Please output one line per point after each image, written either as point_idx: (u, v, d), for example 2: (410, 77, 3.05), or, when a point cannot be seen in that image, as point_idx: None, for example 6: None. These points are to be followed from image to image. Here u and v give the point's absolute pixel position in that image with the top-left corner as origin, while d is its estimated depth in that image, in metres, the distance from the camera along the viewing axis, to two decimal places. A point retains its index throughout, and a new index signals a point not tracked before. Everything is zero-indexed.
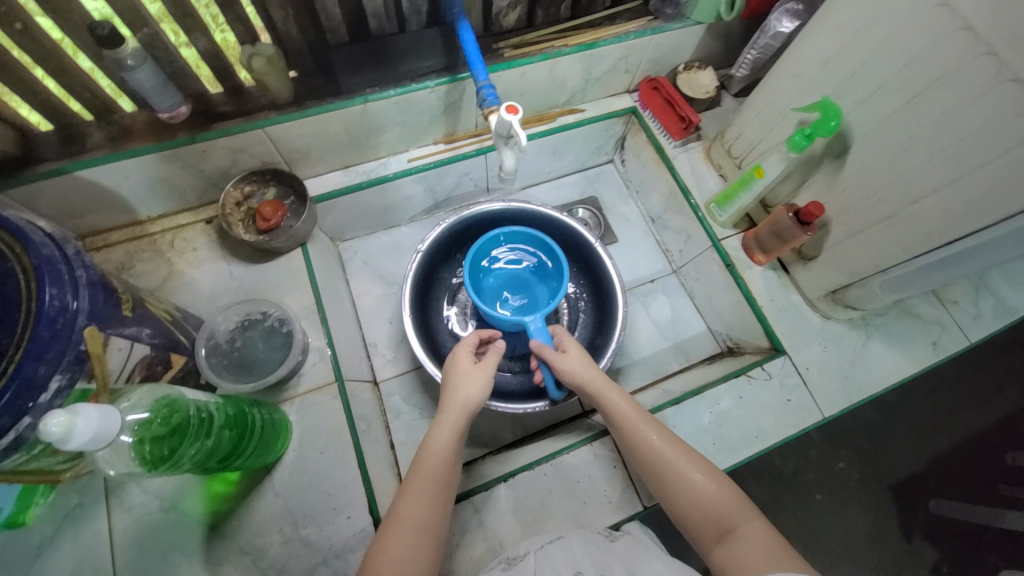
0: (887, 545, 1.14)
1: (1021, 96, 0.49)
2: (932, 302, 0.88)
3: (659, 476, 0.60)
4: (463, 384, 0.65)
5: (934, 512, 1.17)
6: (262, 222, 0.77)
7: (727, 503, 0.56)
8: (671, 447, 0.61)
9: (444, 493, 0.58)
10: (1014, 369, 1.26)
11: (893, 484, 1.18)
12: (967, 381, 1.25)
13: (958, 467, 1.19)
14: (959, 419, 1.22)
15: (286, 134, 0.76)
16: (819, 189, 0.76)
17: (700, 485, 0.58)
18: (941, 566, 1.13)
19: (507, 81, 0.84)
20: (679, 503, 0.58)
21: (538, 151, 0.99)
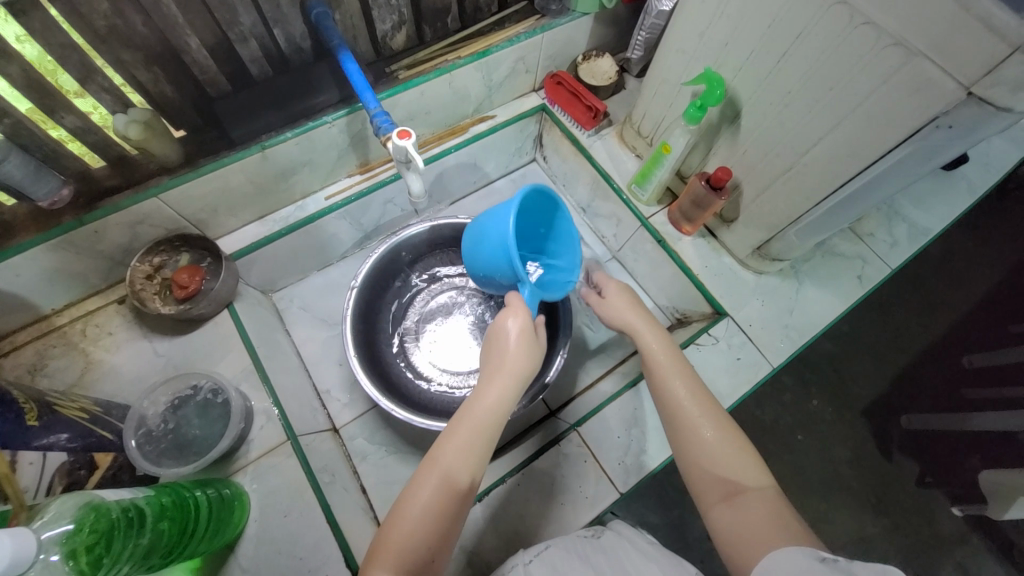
0: (870, 469, 1.19)
1: (874, 38, 0.52)
2: (851, 238, 0.93)
3: (679, 425, 0.60)
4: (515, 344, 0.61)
5: (908, 427, 1.22)
6: (179, 289, 0.74)
7: (747, 465, 0.55)
8: (702, 401, 0.61)
9: (456, 501, 0.53)
10: (944, 282, 1.35)
11: (864, 409, 1.23)
12: (904, 301, 1.33)
13: (919, 382, 1.26)
14: (908, 337, 1.30)
15: (185, 197, 0.72)
16: (724, 154, 0.79)
17: (722, 446, 0.57)
18: (924, 478, 1.19)
19: (409, 102, 0.84)
20: (691, 455, 0.58)
21: (458, 164, 0.99)
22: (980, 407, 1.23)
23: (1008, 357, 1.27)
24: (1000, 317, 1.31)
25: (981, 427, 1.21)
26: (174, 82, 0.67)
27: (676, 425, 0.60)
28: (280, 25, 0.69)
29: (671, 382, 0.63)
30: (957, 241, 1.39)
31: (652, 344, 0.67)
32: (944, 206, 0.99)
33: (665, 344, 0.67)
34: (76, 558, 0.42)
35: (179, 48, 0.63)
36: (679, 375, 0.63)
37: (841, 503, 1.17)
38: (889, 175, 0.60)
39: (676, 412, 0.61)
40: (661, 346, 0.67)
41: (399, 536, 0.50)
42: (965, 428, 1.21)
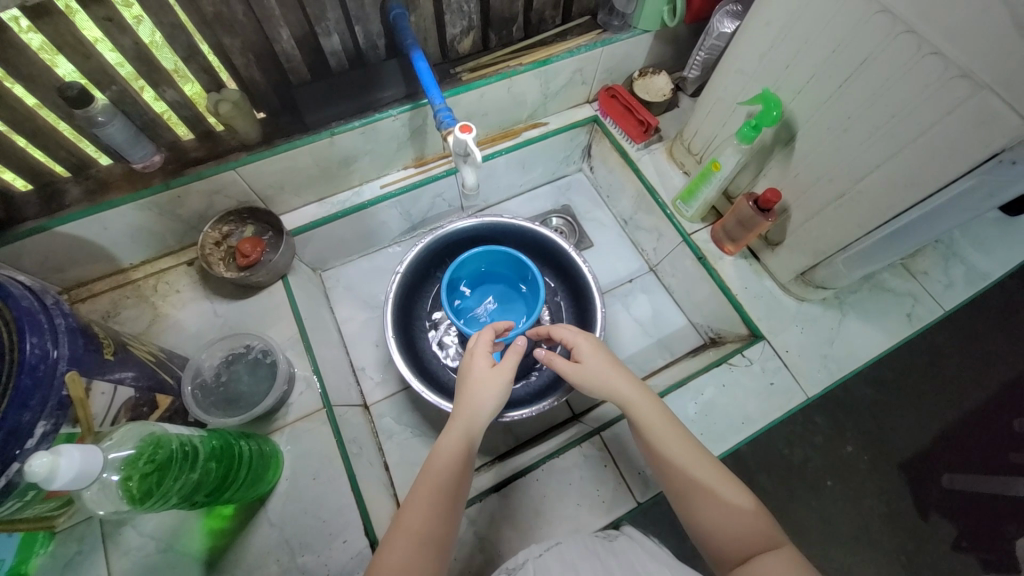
0: (903, 523, 1.13)
1: (943, 69, 0.52)
2: (903, 274, 0.90)
3: (688, 491, 0.60)
4: (480, 388, 0.66)
5: (948, 487, 1.16)
6: (242, 258, 0.80)
7: (759, 525, 0.56)
8: (701, 465, 0.61)
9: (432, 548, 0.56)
10: (1002, 335, 1.28)
11: (903, 461, 1.17)
12: (955, 350, 1.26)
13: (965, 439, 1.19)
14: (956, 389, 1.23)
15: (259, 173, 0.78)
16: (775, 176, 0.78)
17: (728, 506, 0.58)
18: (960, 542, 1.12)
19: (468, 103, 0.88)
20: (705, 521, 0.58)
21: (507, 166, 1.02)
22: None
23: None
24: None
25: None
26: (262, 68, 0.73)
27: (684, 491, 0.60)
28: (361, 23, 0.74)
29: (669, 447, 0.62)
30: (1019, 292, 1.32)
31: (643, 408, 0.65)
32: (1007, 251, 0.94)
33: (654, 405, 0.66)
34: (132, 480, 0.48)
35: (271, 37, 0.70)
36: (674, 439, 0.63)
37: (868, 554, 1.11)
38: (946, 210, 0.60)
39: (683, 479, 0.60)
40: (651, 406, 0.66)
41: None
42: (1006, 493, 1.15)
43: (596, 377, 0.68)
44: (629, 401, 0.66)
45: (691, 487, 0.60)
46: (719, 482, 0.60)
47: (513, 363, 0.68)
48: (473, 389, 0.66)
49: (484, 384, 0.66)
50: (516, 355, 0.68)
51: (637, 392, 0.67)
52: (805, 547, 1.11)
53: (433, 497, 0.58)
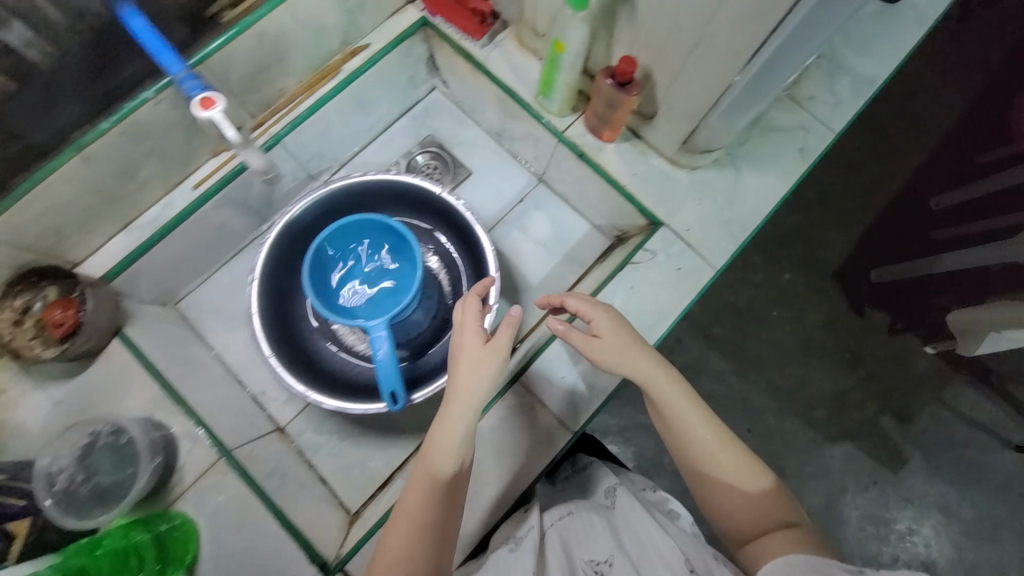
0: (841, 328, 1.21)
1: None
2: (789, 106, 0.84)
3: (711, 475, 0.61)
4: (472, 369, 0.60)
5: (878, 281, 1.19)
6: (55, 328, 0.66)
7: (773, 509, 0.59)
8: (724, 452, 0.61)
9: (425, 550, 0.56)
10: (903, 128, 1.27)
11: (835, 272, 1.22)
12: (860, 160, 1.26)
13: (888, 234, 1.22)
14: (870, 195, 1.24)
15: (12, 227, 0.61)
16: (628, 40, 0.66)
17: (745, 491, 0.60)
18: (896, 326, 1.19)
19: (249, 52, 0.69)
20: (722, 504, 0.61)
21: (342, 115, 0.84)
22: None
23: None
24: (969, 148, 1.23)
25: None
26: None
27: (704, 477, 0.62)
28: None
29: (694, 433, 0.62)
30: (911, 80, 1.29)
31: (669, 391, 0.63)
32: (892, 46, 0.88)
33: (682, 386, 0.64)
34: None
35: None
36: (701, 423, 0.62)
37: (816, 372, 1.19)
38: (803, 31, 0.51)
39: (705, 465, 0.61)
40: (681, 392, 0.63)
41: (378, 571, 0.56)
42: None
43: (617, 356, 0.63)
44: (653, 385, 0.63)
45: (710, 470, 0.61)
46: (742, 468, 0.61)
47: (507, 338, 0.61)
48: (465, 368, 0.60)
49: (474, 361, 0.60)
50: (510, 329, 0.61)
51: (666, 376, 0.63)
52: (760, 389, 1.18)
53: (424, 500, 0.57)
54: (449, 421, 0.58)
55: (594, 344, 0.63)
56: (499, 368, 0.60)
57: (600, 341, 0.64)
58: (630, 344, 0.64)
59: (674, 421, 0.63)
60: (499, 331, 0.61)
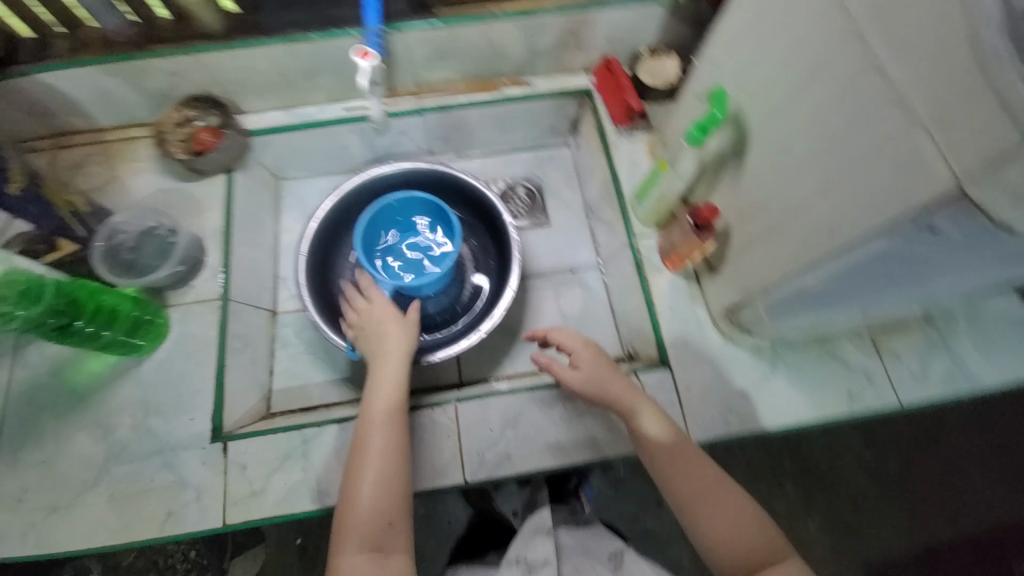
0: None
1: (878, 93, 0.41)
2: (865, 346, 0.77)
3: (697, 512, 0.58)
4: (389, 335, 0.71)
5: None
6: (197, 144, 0.84)
7: (760, 534, 0.56)
8: (714, 495, 0.58)
9: (399, 476, 0.60)
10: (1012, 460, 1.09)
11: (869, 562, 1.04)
12: (945, 459, 1.09)
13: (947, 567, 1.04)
14: (939, 506, 1.07)
15: (218, 65, 0.81)
16: (724, 194, 0.69)
17: (731, 517, 0.57)
18: None
19: (441, 42, 0.84)
20: (709, 540, 0.57)
21: (481, 122, 0.97)
22: None
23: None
24: None
25: None
26: None
27: (692, 513, 0.58)
28: None
29: (682, 467, 0.60)
30: None
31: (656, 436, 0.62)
32: (1018, 359, 0.77)
33: (673, 435, 0.62)
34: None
35: None
36: (689, 465, 0.60)
37: None
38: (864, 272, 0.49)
39: (692, 503, 0.58)
40: (671, 435, 0.62)
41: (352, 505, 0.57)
42: None
43: (597, 390, 0.66)
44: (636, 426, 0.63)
45: (710, 532, 0.57)
46: (730, 499, 0.58)
47: (414, 324, 0.73)
48: (374, 334, 0.72)
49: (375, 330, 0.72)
50: (417, 312, 0.74)
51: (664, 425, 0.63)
52: None
53: (384, 432, 0.62)
54: (395, 366, 0.67)
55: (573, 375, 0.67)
56: (412, 339, 0.71)
57: (580, 373, 0.67)
58: (609, 376, 0.66)
59: (662, 462, 0.61)
60: (410, 313, 0.74)
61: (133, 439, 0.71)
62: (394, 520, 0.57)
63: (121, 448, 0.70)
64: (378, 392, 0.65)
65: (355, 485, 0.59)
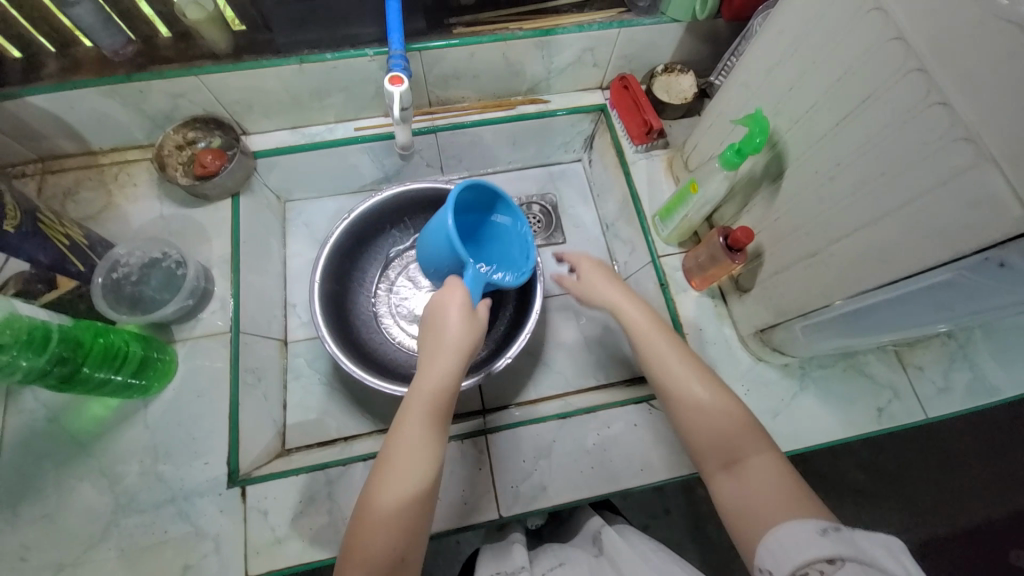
0: None
1: (946, 127, 0.41)
2: (890, 362, 0.78)
3: (676, 395, 0.58)
4: (443, 322, 0.60)
5: None
6: (201, 167, 0.80)
7: (744, 426, 0.54)
8: (704, 386, 0.57)
9: (425, 482, 0.54)
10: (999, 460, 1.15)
11: None
12: (933, 459, 1.16)
13: (947, 562, 1.08)
14: (932, 502, 1.12)
15: (223, 85, 0.77)
16: (756, 215, 0.68)
17: (718, 410, 0.55)
18: None
19: (458, 61, 0.82)
20: (688, 424, 0.56)
21: (495, 140, 0.96)
22: None
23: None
24: None
25: None
26: None
27: (670, 395, 0.58)
28: None
29: (664, 363, 0.60)
30: None
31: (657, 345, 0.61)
32: None
33: (673, 344, 0.61)
34: None
35: None
36: (681, 360, 0.60)
37: None
38: (919, 299, 0.49)
39: (674, 389, 0.58)
40: (661, 334, 0.62)
41: (378, 508, 0.52)
42: None
43: (595, 293, 0.68)
44: (635, 326, 0.63)
45: (689, 419, 0.56)
46: (718, 394, 0.57)
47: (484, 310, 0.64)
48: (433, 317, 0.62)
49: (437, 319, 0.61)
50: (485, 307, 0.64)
51: (657, 326, 0.63)
52: None
53: (419, 425, 0.55)
54: (447, 359, 0.59)
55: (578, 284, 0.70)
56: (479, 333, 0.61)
57: (581, 281, 0.70)
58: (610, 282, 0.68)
59: (652, 355, 0.61)
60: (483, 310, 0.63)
61: (142, 487, 0.66)
62: (417, 528, 0.52)
63: (130, 497, 0.66)
64: (421, 383, 0.58)
65: (390, 444, 0.55)
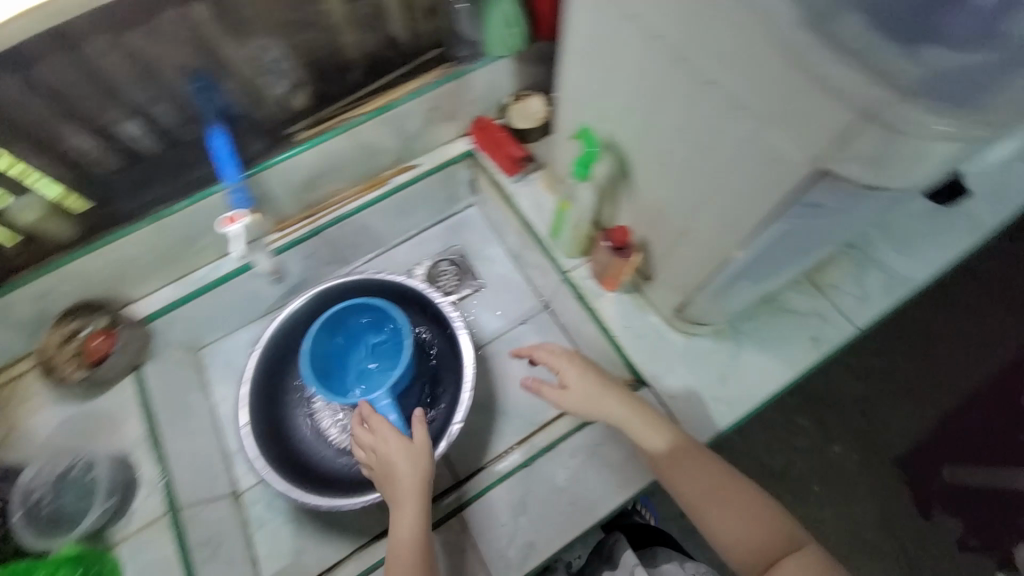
0: (902, 527, 1.06)
1: (722, 101, 0.43)
2: (808, 290, 0.81)
3: (701, 502, 0.61)
4: (393, 465, 0.66)
5: (950, 480, 1.08)
6: (90, 354, 0.78)
7: (772, 523, 0.59)
8: (721, 488, 0.61)
9: None
10: (971, 321, 1.18)
11: (896, 459, 1.10)
12: (916, 342, 1.17)
13: (966, 432, 1.11)
14: (932, 382, 1.14)
15: (85, 269, 0.75)
16: (628, 211, 0.70)
17: (743, 511, 0.59)
18: (967, 541, 1.05)
19: (312, 164, 0.83)
20: (725, 532, 0.59)
21: (382, 217, 0.96)
22: None
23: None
24: None
25: None
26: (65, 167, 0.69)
27: (699, 505, 0.61)
28: (160, 106, 0.70)
29: (683, 471, 0.63)
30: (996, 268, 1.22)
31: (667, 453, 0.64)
32: (936, 250, 0.83)
33: (682, 446, 0.64)
34: None
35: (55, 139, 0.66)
36: (699, 465, 0.63)
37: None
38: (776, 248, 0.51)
39: (699, 498, 0.61)
40: (667, 435, 0.65)
41: None
42: (1007, 484, 1.07)
43: (590, 404, 0.68)
44: (640, 436, 0.66)
45: (714, 519, 0.60)
46: (740, 494, 0.61)
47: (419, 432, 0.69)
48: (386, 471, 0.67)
49: (383, 467, 0.67)
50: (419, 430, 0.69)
51: (657, 423, 0.66)
52: None
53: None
54: (410, 506, 0.64)
55: (567, 396, 0.69)
56: (422, 461, 0.67)
57: (569, 392, 0.69)
58: (597, 390, 0.68)
59: (670, 466, 0.64)
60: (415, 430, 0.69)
61: None
62: None
63: None
64: (399, 539, 0.63)
65: None
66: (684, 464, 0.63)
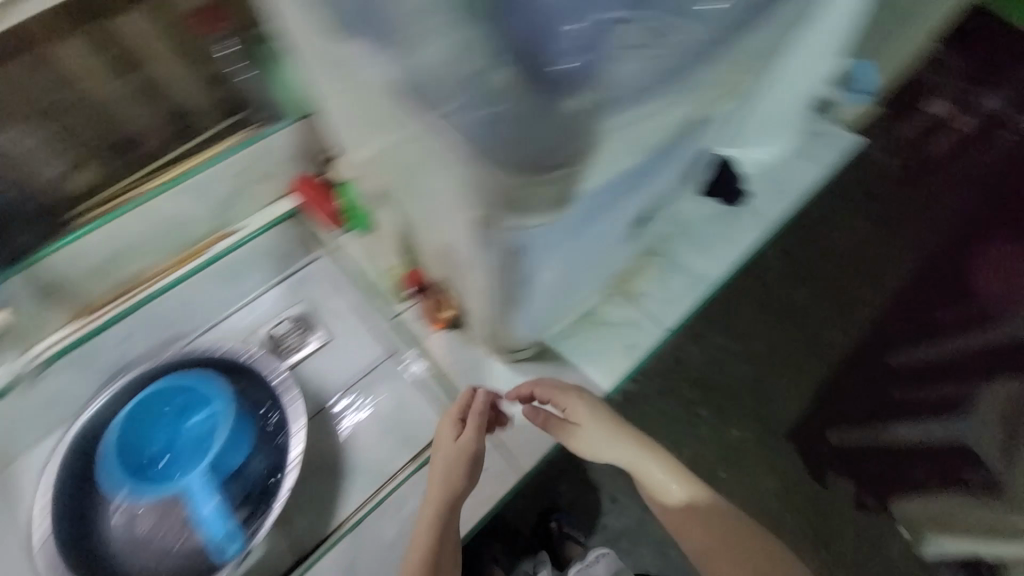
0: (795, 499, 1.14)
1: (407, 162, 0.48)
2: (622, 300, 0.86)
3: (685, 522, 0.70)
4: (439, 465, 0.72)
5: (837, 444, 1.18)
6: None
7: (748, 545, 0.67)
8: (712, 517, 0.68)
9: None
10: (835, 291, 1.28)
11: (787, 432, 1.18)
12: (792, 318, 1.26)
13: (849, 395, 1.21)
14: (811, 353, 1.23)
15: None
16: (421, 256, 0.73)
17: (723, 537, 0.68)
18: (863, 499, 1.14)
19: (107, 245, 0.79)
20: (697, 547, 0.69)
21: (208, 288, 0.91)
22: (907, 407, 1.20)
23: (924, 355, 1.23)
24: (919, 312, 1.26)
25: (902, 436, 1.18)
26: None
27: (680, 525, 0.70)
28: None
29: (663, 493, 0.70)
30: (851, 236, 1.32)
31: (656, 476, 0.70)
32: (729, 246, 0.92)
33: (670, 471, 0.70)
34: None
35: None
36: (693, 491, 0.70)
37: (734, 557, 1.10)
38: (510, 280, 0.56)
39: (679, 522, 0.70)
40: (661, 463, 0.70)
41: None
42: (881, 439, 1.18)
43: (587, 436, 0.71)
44: (634, 463, 0.70)
45: (689, 538, 0.69)
46: (729, 524, 0.68)
47: (472, 435, 0.72)
48: (470, 466, 0.72)
49: (453, 463, 0.71)
50: (448, 436, 0.73)
51: (641, 446, 0.70)
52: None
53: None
54: (440, 495, 0.70)
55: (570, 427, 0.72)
56: (469, 466, 0.71)
57: (572, 423, 0.72)
58: (603, 420, 0.71)
59: (653, 489, 0.71)
60: (468, 427, 0.73)
61: None
62: None
63: None
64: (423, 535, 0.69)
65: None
66: (661, 480, 0.70)
